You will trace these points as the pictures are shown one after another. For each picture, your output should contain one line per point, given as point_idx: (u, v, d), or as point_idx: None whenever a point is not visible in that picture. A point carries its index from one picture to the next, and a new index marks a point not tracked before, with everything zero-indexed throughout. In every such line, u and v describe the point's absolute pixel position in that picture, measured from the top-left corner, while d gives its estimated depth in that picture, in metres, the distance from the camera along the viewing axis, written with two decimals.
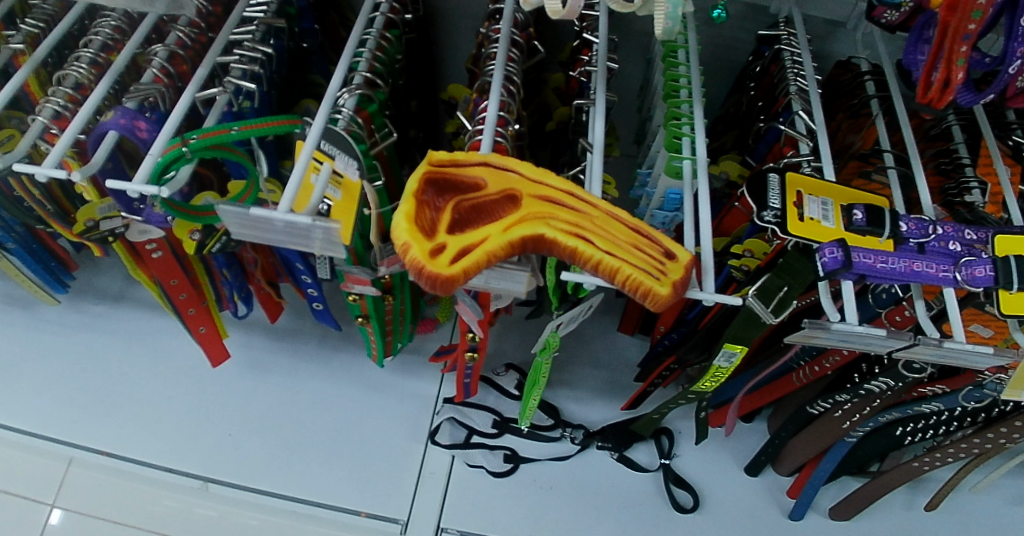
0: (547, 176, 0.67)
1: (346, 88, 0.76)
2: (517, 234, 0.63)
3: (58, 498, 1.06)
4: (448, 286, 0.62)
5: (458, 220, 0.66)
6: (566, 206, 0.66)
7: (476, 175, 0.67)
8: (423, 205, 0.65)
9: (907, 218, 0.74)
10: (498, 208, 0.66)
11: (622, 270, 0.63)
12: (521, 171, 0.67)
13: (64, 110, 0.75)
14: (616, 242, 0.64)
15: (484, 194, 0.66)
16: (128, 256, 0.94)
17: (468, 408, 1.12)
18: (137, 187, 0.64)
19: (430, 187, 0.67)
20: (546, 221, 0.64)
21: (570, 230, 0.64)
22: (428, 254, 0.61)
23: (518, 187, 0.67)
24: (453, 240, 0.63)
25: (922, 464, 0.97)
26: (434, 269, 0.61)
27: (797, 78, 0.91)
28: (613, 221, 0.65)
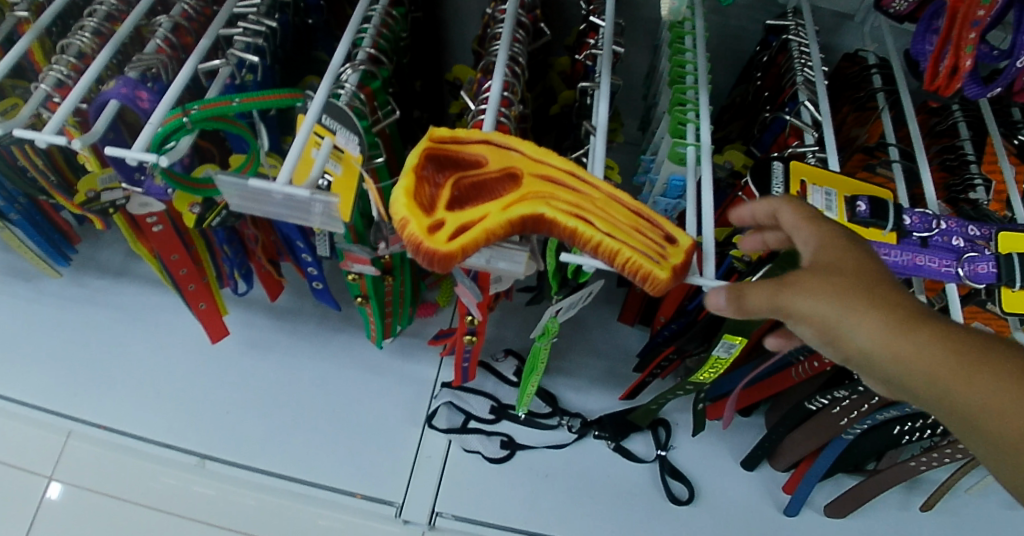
0: (550, 155, 0.67)
1: (350, 64, 0.75)
2: (517, 213, 0.63)
3: (55, 471, 1.08)
4: (445, 264, 0.62)
5: (458, 197, 0.65)
6: (568, 187, 0.65)
7: (478, 152, 0.67)
8: (423, 181, 0.65)
9: (911, 212, 0.73)
10: (499, 186, 0.66)
11: (622, 253, 0.62)
12: (523, 149, 0.67)
13: (67, 79, 0.75)
14: (617, 225, 0.64)
15: (485, 172, 0.66)
16: (127, 228, 0.93)
17: (464, 392, 1.11)
18: (136, 154, 0.64)
19: (431, 162, 0.66)
20: (547, 200, 0.64)
21: (570, 211, 0.64)
22: (427, 229, 0.61)
23: (520, 165, 0.66)
24: (452, 217, 0.63)
25: (920, 464, 0.97)
26: (432, 244, 0.61)
27: (804, 68, 0.90)
28: (616, 204, 0.65)
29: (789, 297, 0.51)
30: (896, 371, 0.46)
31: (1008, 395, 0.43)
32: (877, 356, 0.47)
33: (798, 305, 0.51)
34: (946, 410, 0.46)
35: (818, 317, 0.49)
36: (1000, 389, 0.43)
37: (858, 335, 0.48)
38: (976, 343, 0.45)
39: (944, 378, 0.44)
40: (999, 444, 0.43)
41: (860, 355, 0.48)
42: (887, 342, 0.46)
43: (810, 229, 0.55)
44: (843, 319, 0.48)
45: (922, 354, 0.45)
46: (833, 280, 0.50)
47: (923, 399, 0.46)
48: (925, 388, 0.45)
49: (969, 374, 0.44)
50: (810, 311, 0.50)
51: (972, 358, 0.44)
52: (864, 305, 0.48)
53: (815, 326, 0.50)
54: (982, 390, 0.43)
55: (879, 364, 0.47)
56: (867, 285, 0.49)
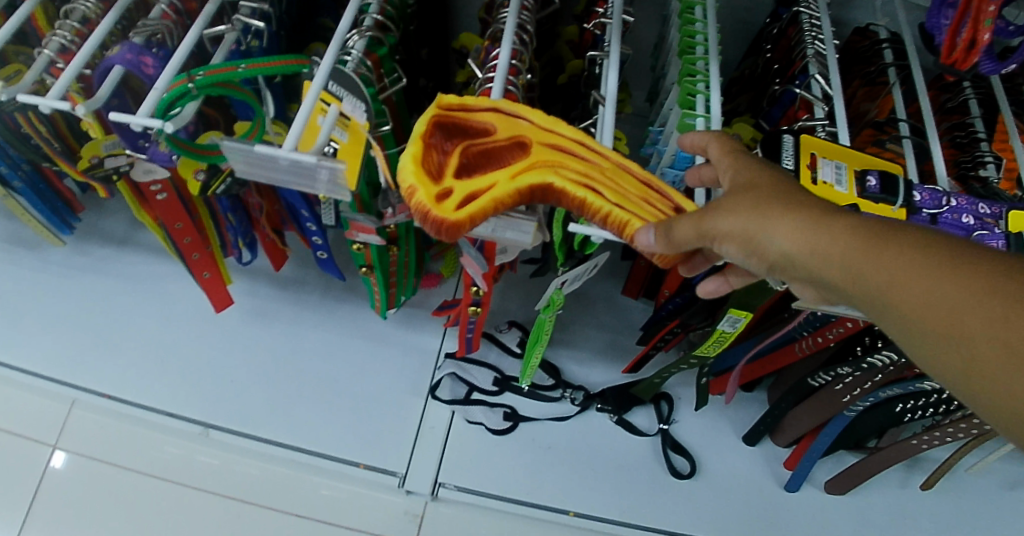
0: (559, 124, 0.66)
1: (356, 30, 0.74)
2: (527, 182, 0.63)
3: (60, 440, 1.10)
4: (452, 233, 0.61)
5: (466, 164, 0.65)
6: (577, 157, 0.65)
7: (487, 120, 0.66)
8: (431, 148, 0.64)
9: (921, 188, 0.73)
10: (507, 154, 0.66)
11: (632, 223, 0.62)
12: (531, 117, 0.66)
13: (71, 45, 0.74)
14: (627, 196, 0.63)
15: (494, 140, 0.65)
16: (131, 196, 0.92)
17: (468, 364, 1.13)
18: (141, 120, 0.63)
19: (439, 130, 0.65)
20: (556, 170, 0.63)
21: (579, 180, 0.63)
22: (434, 197, 0.61)
23: (529, 134, 0.66)
24: (460, 184, 0.62)
25: (920, 442, 0.97)
26: (439, 213, 0.60)
27: (815, 42, 0.88)
28: (627, 175, 0.65)
29: (712, 218, 0.55)
30: (811, 264, 0.50)
31: (908, 269, 0.45)
32: (793, 255, 0.51)
33: (720, 225, 0.54)
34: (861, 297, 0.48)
35: (740, 228, 0.53)
36: (899, 259, 0.46)
37: (774, 239, 0.51)
38: (877, 226, 0.48)
39: (850, 259, 0.47)
40: (903, 312, 0.45)
41: (780, 258, 0.52)
42: (799, 239, 0.50)
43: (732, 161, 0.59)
44: (758, 226, 0.52)
45: (828, 244, 0.49)
46: (748, 196, 0.54)
47: (837, 287, 0.49)
48: (838, 274, 0.48)
49: (871, 252, 0.47)
50: (731, 227, 0.54)
51: (872, 237, 0.47)
52: (777, 211, 0.52)
53: (738, 240, 0.54)
54: (885, 263, 0.46)
55: (796, 261, 0.51)
56: (780, 195, 0.53)
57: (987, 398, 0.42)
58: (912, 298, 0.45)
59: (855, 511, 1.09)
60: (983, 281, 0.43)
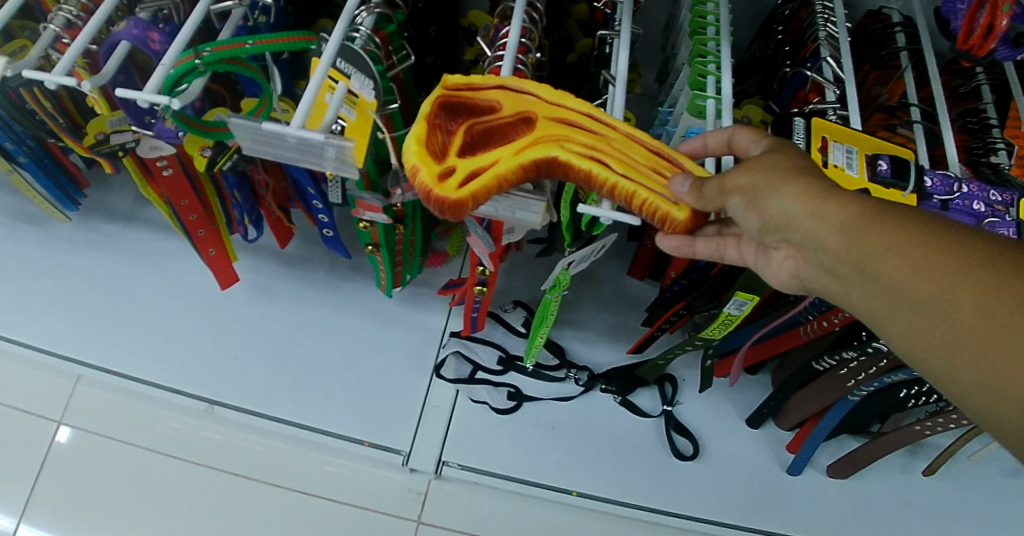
0: (567, 97, 0.66)
1: (365, 6, 0.73)
2: (531, 156, 0.62)
3: (65, 415, 1.11)
4: (452, 212, 0.62)
5: (470, 143, 0.64)
6: (586, 128, 0.65)
7: (494, 98, 0.65)
8: (434, 129, 0.64)
9: (933, 174, 0.72)
10: (512, 131, 0.65)
11: (639, 195, 0.62)
12: (539, 92, 0.66)
13: (76, 20, 0.73)
14: (635, 167, 0.63)
15: (500, 117, 0.65)
16: (137, 172, 0.91)
17: (473, 342, 1.13)
18: (147, 97, 0.63)
19: (444, 109, 0.65)
20: (562, 143, 0.63)
21: (584, 153, 0.63)
22: (437, 177, 0.61)
23: (536, 109, 0.65)
24: (464, 163, 0.62)
25: (924, 428, 0.98)
26: (441, 193, 0.61)
27: (828, 24, 0.86)
28: (636, 145, 0.64)
29: (729, 175, 0.57)
30: (812, 227, 0.51)
31: (907, 240, 0.47)
32: (794, 214, 0.52)
33: (736, 179, 0.57)
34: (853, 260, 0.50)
35: (753, 182, 0.55)
36: (896, 232, 0.48)
37: (780, 198, 0.53)
38: (878, 204, 0.50)
39: (853, 225, 0.49)
40: (894, 281, 0.47)
41: (781, 217, 0.53)
42: (806, 202, 0.52)
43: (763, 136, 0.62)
44: (770, 187, 0.54)
45: (834, 208, 0.51)
46: (763, 162, 0.56)
47: (831, 253, 0.51)
48: (836, 236, 0.50)
49: (874, 224, 0.49)
50: (745, 182, 0.56)
51: (875, 211, 0.50)
52: (788, 176, 0.54)
53: (747, 194, 0.55)
54: (885, 234, 0.48)
55: (797, 221, 0.52)
56: (790, 165, 0.55)
57: (958, 368, 0.45)
58: (906, 269, 0.47)
59: (854, 495, 1.11)
60: (973, 260, 0.45)
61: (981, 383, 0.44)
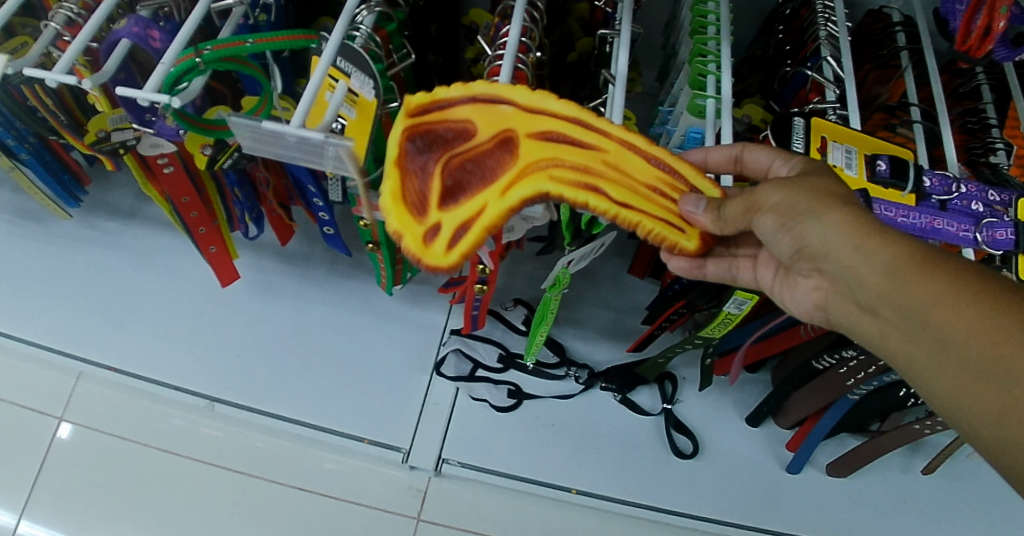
0: (548, 105, 0.65)
1: (365, 5, 0.73)
2: (518, 196, 0.63)
3: (66, 412, 1.11)
4: (447, 272, 0.64)
5: (450, 184, 0.65)
6: (575, 146, 0.65)
7: (464, 114, 0.65)
8: (410, 173, 0.65)
9: (931, 174, 0.72)
10: (491, 156, 0.65)
11: (644, 224, 0.64)
12: (514, 102, 0.65)
13: (77, 17, 0.73)
14: (632, 190, 0.64)
15: (477, 143, 0.65)
16: (139, 169, 0.91)
17: (474, 340, 1.13)
18: (147, 95, 0.63)
19: (413, 145, 0.65)
20: (551, 172, 0.64)
21: (577, 183, 0.63)
22: (423, 241, 0.64)
23: (514, 126, 0.65)
24: (450, 217, 0.64)
25: (924, 427, 0.98)
26: (429, 260, 0.63)
27: (828, 23, 0.85)
28: (628, 163, 0.65)
29: (764, 193, 0.60)
30: (852, 262, 0.55)
31: (944, 290, 0.51)
32: (833, 245, 0.56)
33: (772, 198, 0.59)
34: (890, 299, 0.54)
35: (789, 203, 0.58)
36: (941, 281, 0.52)
37: (821, 226, 0.57)
38: (922, 248, 0.54)
39: (894, 267, 0.53)
40: (931, 327, 0.52)
41: (821, 245, 0.57)
42: (849, 235, 0.55)
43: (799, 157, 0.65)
44: (811, 214, 0.57)
45: (878, 248, 0.54)
46: (804, 185, 0.59)
47: (869, 288, 0.55)
48: (876, 274, 0.54)
49: (920, 269, 0.53)
50: (780, 200, 0.59)
51: (917, 256, 0.53)
52: (831, 204, 0.57)
53: (783, 213, 0.59)
54: (928, 281, 0.52)
55: (836, 252, 0.56)
56: (834, 191, 0.58)
57: (977, 413, 0.50)
58: (940, 318, 0.51)
59: (854, 493, 1.11)
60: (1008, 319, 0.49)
61: (996, 435, 0.49)
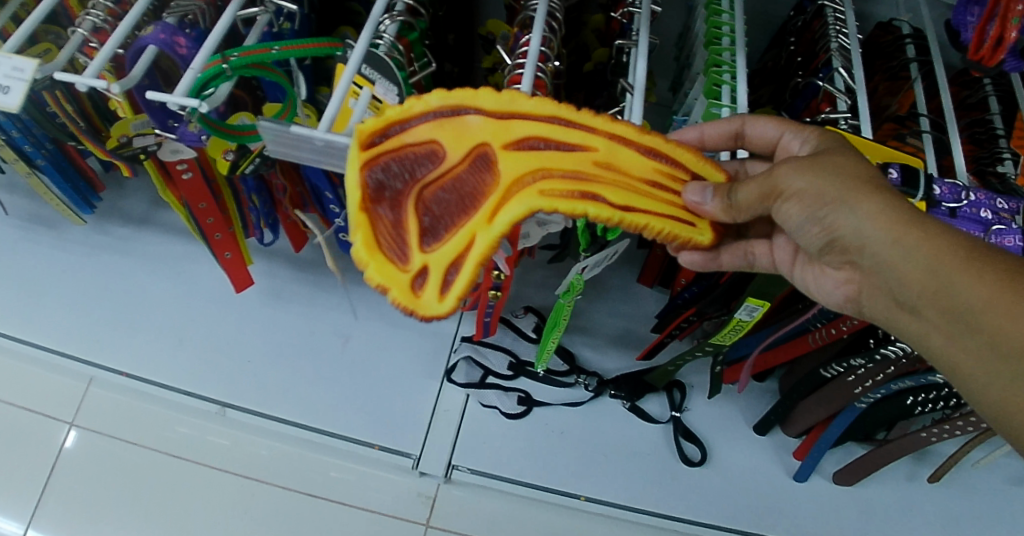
0: (522, 108, 0.64)
1: (388, 14, 0.74)
2: (506, 220, 0.62)
3: (76, 418, 1.11)
4: (444, 316, 0.63)
5: (429, 224, 0.64)
6: (560, 150, 0.64)
7: (423, 134, 0.64)
8: (375, 219, 0.64)
9: (941, 182, 0.74)
10: (468, 174, 0.65)
11: (655, 226, 0.65)
12: (479, 111, 0.64)
13: (104, 24, 0.75)
14: (630, 193, 0.65)
15: (448, 164, 0.64)
16: (158, 175, 0.92)
17: (484, 347, 1.14)
18: (177, 99, 0.64)
19: (374, 174, 0.63)
20: (540, 187, 0.63)
21: (578, 195, 0.63)
22: (412, 290, 0.63)
23: (486, 138, 0.64)
24: (435, 258, 0.63)
25: (930, 435, 0.99)
26: (416, 310, 0.63)
27: (839, 36, 0.87)
28: (621, 161, 0.65)
29: (785, 177, 0.61)
30: (895, 259, 0.57)
31: (999, 294, 0.53)
32: (870, 234, 0.58)
33: (795, 185, 0.60)
34: (943, 299, 0.55)
35: (815, 189, 0.59)
36: (993, 286, 0.53)
37: (858, 217, 0.58)
38: (969, 245, 0.55)
39: (941, 264, 0.55)
40: (988, 330, 0.53)
41: (857, 237, 0.59)
42: (887, 229, 0.57)
43: (814, 131, 0.67)
44: (848, 204, 0.58)
45: (925, 244, 0.56)
46: (834, 173, 0.59)
47: (909, 284, 0.57)
48: (919, 271, 0.56)
49: (965, 267, 0.54)
50: (805, 187, 0.60)
51: (970, 256, 0.54)
52: (866, 192, 0.58)
53: (810, 201, 0.60)
54: (975, 283, 0.53)
55: (874, 244, 0.58)
56: (865, 176, 0.59)
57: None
58: (998, 321, 0.52)
59: (861, 502, 1.11)
60: None
61: None
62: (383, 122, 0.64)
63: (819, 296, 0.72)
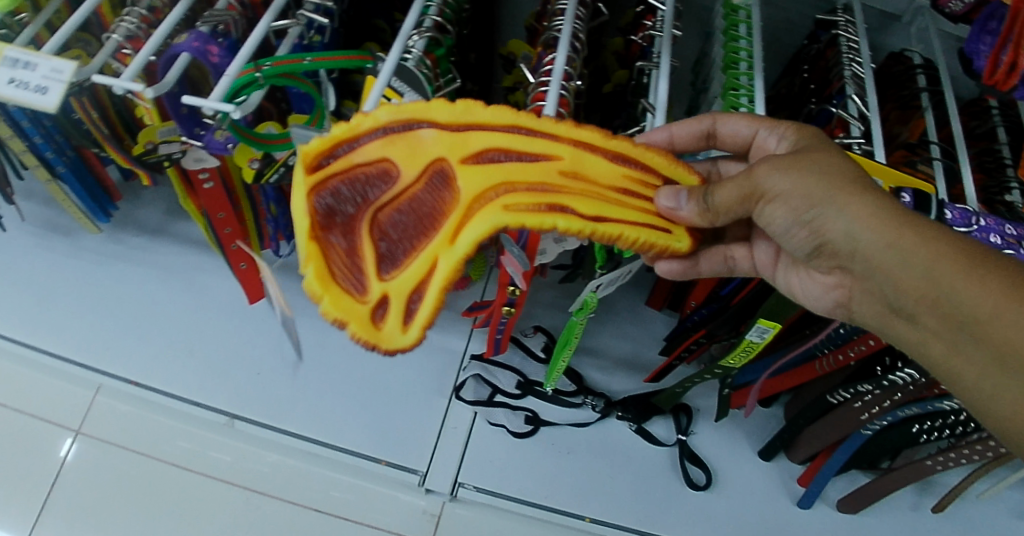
0: (478, 119, 0.66)
1: (417, 30, 0.75)
2: (471, 238, 0.63)
3: (83, 425, 1.10)
4: (408, 348, 0.62)
5: (385, 249, 0.64)
6: (523, 161, 0.66)
7: (374, 152, 0.65)
8: (326, 244, 0.63)
9: (953, 207, 0.75)
10: (424, 193, 0.65)
11: (627, 235, 0.66)
12: (432, 124, 0.65)
13: (138, 31, 0.76)
14: (598, 203, 0.66)
15: (404, 184, 0.65)
16: (179, 182, 0.92)
17: (493, 366, 1.14)
18: (213, 103, 0.65)
19: (322, 199, 0.64)
20: (504, 201, 0.64)
21: (551, 207, 0.64)
22: (372, 321, 0.62)
23: (443, 154, 0.65)
24: (395, 287, 0.63)
25: (935, 463, 1.00)
26: (377, 342, 0.61)
27: (853, 64, 0.89)
28: (588, 169, 0.66)
29: (767, 178, 0.62)
30: (889, 263, 0.58)
31: (999, 298, 0.54)
32: (861, 236, 0.59)
33: (778, 185, 0.62)
34: (940, 301, 0.56)
35: (800, 189, 0.61)
36: (993, 290, 0.54)
37: (848, 219, 0.59)
38: (967, 247, 0.56)
39: (936, 267, 0.56)
40: (989, 334, 0.54)
41: (847, 240, 0.60)
42: (881, 232, 0.58)
43: (789, 126, 0.69)
44: (840, 206, 0.59)
45: (921, 246, 0.57)
46: (818, 175, 0.61)
47: (904, 286, 0.58)
48: (914, 273, 0.57)
49: (963, 273, 0.55)
50: (789, 188, 0.61)
51: (969, 259, 0.56)
52: (853, 192, 0.60)
53: (796, 201, 0.61)
54: (975, 286, 0.55)
55: (865, 246, 0.59)
56: (853, 177, 0.61)
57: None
58: (999, 325, 0.54)
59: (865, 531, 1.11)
60: None
61: None
62: (328, 143, 0.64)
63: (805, 298, 0.73)
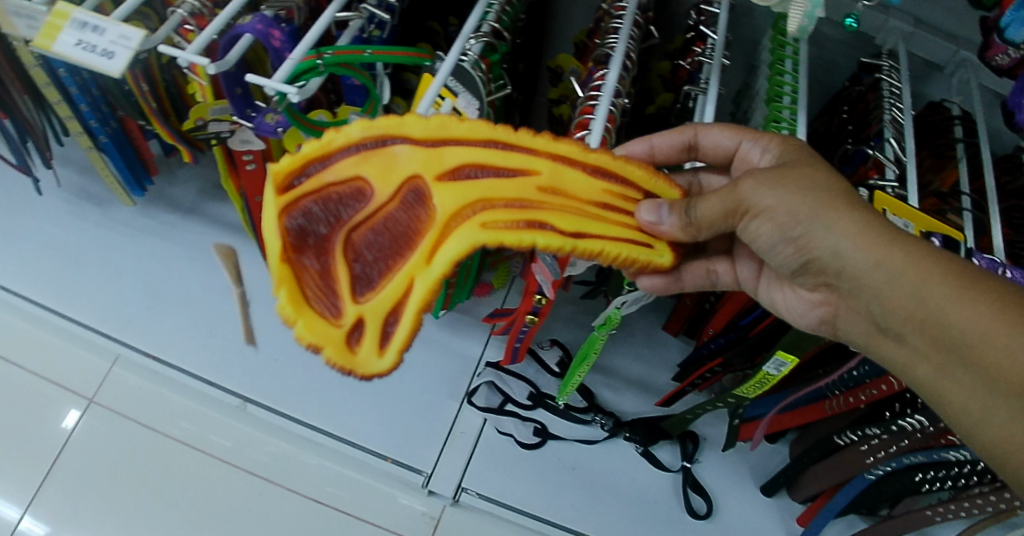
0: (454, 134, 0.64)
1: (475, 34, 0.77)
2: (447, 257, 0.62)
3: (96, 395, 1.11)
4: (385, 373, 0.61)
5: (360, 271, 0.63)
6: (499, 177, 0.64)
7: (346, 171, 0.64)
8: (299, 268, 0.62)
9: (981, 257, 0.76)
10: (398, 211, 0.64)
11: (607, 251, 0.65)
12: (406, 140, 0.64)
13: (203, 9, 0.78)
14: (577, 217, 0.65)
15: (378, 202, 0.64)
16: (224, 161, 0.94)
17: (507, 375, 1.14)
18: (275, 83, 0.67)
19: (292, 220, 0.63)
20: (481, 219, 0.63)
21: (529, 223, 0.64)
22: (347, 345, 0.61)
23: (418, 170, 0.64)
24: (370, 309, 0.62)
25: (934, 514, 0.96)
26: (351, 366, 0.60)
27: (893, 108, 0.91)
28: (567, 185, 0.65)
29: (752, 193, 0.63)
30: (879, 283, 0.59)
31: (988, 320, 0.54)
32: (847, 253, 0.60)
33: (764, 200, 0.63)
34: (928, 320, 0.57)
35: (786, 205, 0.62)
36: (984, 310, 0.54)
37: (836, 235, 0.60)
38: (958, 267, 0.57)
39: (921, 285, 0.57)
40: (978, 355, 0.54)
41: (833, 257, 0.61)
42: (869, 250, 0.59)
43: (772, 139, 0.70)
44: (828, 224, 0.60)
45: (910, 265, 0.57)
46: (804, 194, 0.62)
47: (890, 304, 0.59)
48: (900, 292, 0.58)
49: (952, 294, 0.55)
50: (773, 204, 0.62)
51: (958, 281, 0.56)
52: (840, 208, 0.61)
53: (781, 217, 0.62)
54: (965, 307, 0.55)
55: (851, 263, 0.60)
56: (841, 193, 0.62)
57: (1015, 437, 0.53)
58: (987, 345, 0.54)
59: None
60: None
61: None
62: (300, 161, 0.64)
63: (785, 312, 0.75)
